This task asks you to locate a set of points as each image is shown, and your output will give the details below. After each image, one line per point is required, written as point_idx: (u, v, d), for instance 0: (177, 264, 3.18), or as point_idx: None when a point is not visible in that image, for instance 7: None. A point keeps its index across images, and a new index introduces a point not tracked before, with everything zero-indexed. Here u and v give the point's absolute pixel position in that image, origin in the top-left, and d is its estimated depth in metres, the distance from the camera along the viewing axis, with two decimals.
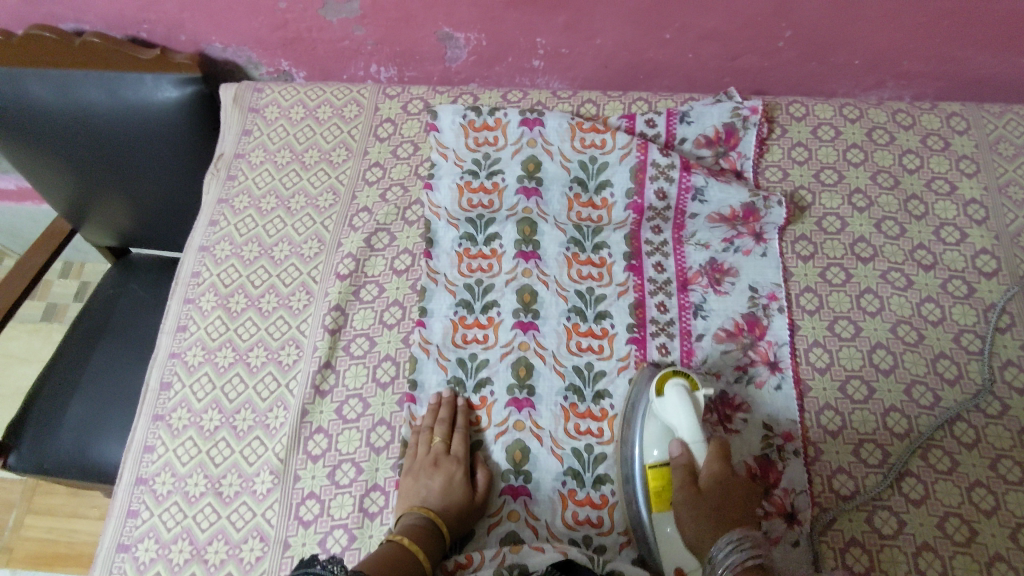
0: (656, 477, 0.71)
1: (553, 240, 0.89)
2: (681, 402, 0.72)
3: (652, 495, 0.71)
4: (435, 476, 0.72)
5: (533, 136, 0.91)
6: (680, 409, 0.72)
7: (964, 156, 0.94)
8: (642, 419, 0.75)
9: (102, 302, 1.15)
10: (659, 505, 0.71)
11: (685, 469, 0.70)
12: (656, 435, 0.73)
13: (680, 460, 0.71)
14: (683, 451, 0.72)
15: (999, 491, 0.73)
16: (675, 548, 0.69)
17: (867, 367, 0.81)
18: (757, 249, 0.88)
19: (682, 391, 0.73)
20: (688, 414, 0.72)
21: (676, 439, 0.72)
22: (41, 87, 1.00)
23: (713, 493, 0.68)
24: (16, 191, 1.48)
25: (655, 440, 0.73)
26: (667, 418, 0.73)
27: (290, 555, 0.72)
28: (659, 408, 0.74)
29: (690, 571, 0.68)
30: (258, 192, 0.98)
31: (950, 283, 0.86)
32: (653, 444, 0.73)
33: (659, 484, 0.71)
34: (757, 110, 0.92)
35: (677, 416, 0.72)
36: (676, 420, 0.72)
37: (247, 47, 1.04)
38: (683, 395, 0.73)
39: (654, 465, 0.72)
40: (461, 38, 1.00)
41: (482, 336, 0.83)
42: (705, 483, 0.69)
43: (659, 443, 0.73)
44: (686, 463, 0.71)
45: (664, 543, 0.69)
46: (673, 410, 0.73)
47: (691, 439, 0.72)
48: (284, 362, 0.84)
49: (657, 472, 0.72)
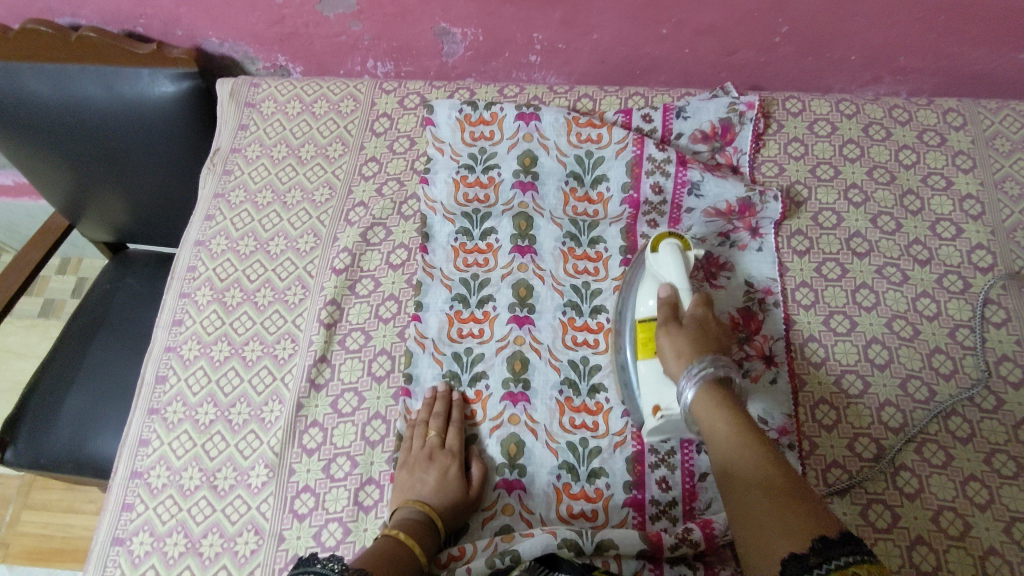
0: (644, 324, 0.76)
1: (549, 235, 0.89)
2: (670, 257, 0.76)
3: (640, 342, 0.75)
4: (429, 470, 0.73)
5: (529, 130, 0.91)
6: (670, 261, 0.77)
7: (960, 152, 0.94)
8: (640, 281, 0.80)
9: (99, 297, 1.15)
10: (645, 350, 0.74)
11: (670, 310, 0.74)
12: (648, 287, 0.78)
13: (664, 300, 0.74)
14: (670, 293, 0.75)
15: (994, 485, 0.73)
16: (656, 380, 0.72)
17: (862, 362, 0.81)
18: (753, 244, 0.88)
19: (675, 250, 0.77)
20: (675, 264, 0.76)
21: (663, 286, 0.76)
22: (37, 82, 1.00)
23: (695, 328, 0.71)
24: (13, 187, 1.48)
25: (648, 293, 0.77)
26: (657, 271, 0.77)
27: (285, 548, 0.72)
28: (652, 265, 0.78)
29: (668, 403, 0.71)
30: (254, 186, 0.98)
31: (946, 278, 0.86)
32: (645, 295, 0.77)
33: (648, 332, 0.75)
34: (754, 105, 0.92)
35: (666, 268, 0.77)
36: (663, 271, 0.77)
37: (244, 43, 1.04)
38: (675, 253, 0.77)
39: (645, 316, 0.76)
40: (458, 33, 1.00)
41: (478, 331, 0.83)
42: (688, 319, 0.72)
43: (650, 294, 0.77)
44: (670, 304, 0.74)
45: (648, 381, 0.73)
46: (663, 263, 0.77)
47: (677, 284, 0.76)
48: (280, 356, 0.84)
49: (645, 323, 0.76)
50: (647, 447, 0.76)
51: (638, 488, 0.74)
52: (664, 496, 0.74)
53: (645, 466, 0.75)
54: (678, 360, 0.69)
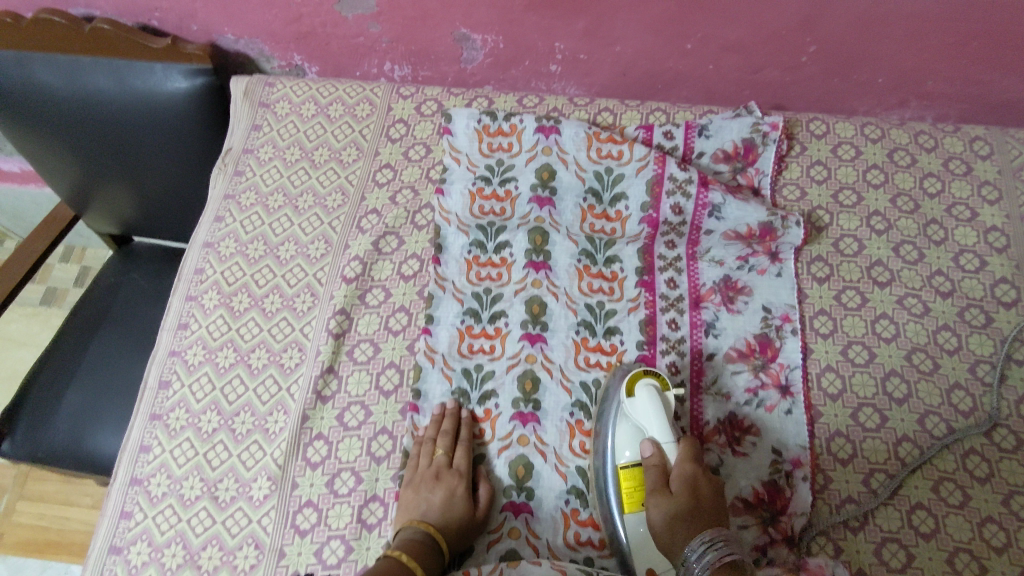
0: (627, 479, 0.70)
1: (564, 251, 0.87)
2: (650, 405, 0.71)
3: (624, 498, 0.70)
4: (435, 490, 0.71)
5: (548, 143, 0.89)
6: (649, 408, 0.71)
7: (986, 182, 0.92)
8: (616, 422, 0.73)
9: (102, 291, 1.14)
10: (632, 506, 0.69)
11: (657, 472, 0.68)
12: (628, 435, 0.72)
13: (651, 461, 0.69)
14: (654, 450, 0.70)
15: (1011, 528, 0.71)
16: (646, 545, 0.68)
17: (880, 396, 0.79)
18: (772, 268, 0.86)
19: (653, 393, 0.72)
20: (658, 416, 0.71)
21: (646, 441, 0.71)
22: (48, 73, 0.98)
23: (685, 498, 0.65)
24: (20, 174, 1.46)
25: (626, 441, 0.72)
26: (637, 419, 0.72)
27: (285, 564, 0.71)
28: (631, 410, 0.72)
29: (662, 573, 0.66)
30: (266, 188, 0.96)
31: (968, 312, 0.84)
32: (625, 443, 0.72)
33: (633, 487, 0.70)
34: (777, 126, 0.90)
35: (647, 418, 0.71)
36: (645, 422, 0.71)
37: (259, 40, 1.03)
38: (652, 395, 0.72)
39: (627, 466, 0.71)
40: (478, 40, 0.98)
41: (489, 347, 0.81)
42: (675, 485, 0.66)
43: (631, 445, 0.72)
44: (657, 465, 0.69)
45: (638, 545, 0.68)
46: (644, 412, 0.71)
47: (660, 438, 0.70)
48: (286, 365, 0.82)
49: (628, 474, 0.70)
50: None
51: None
52: None
53: None
54: (673, 539, 0.64)
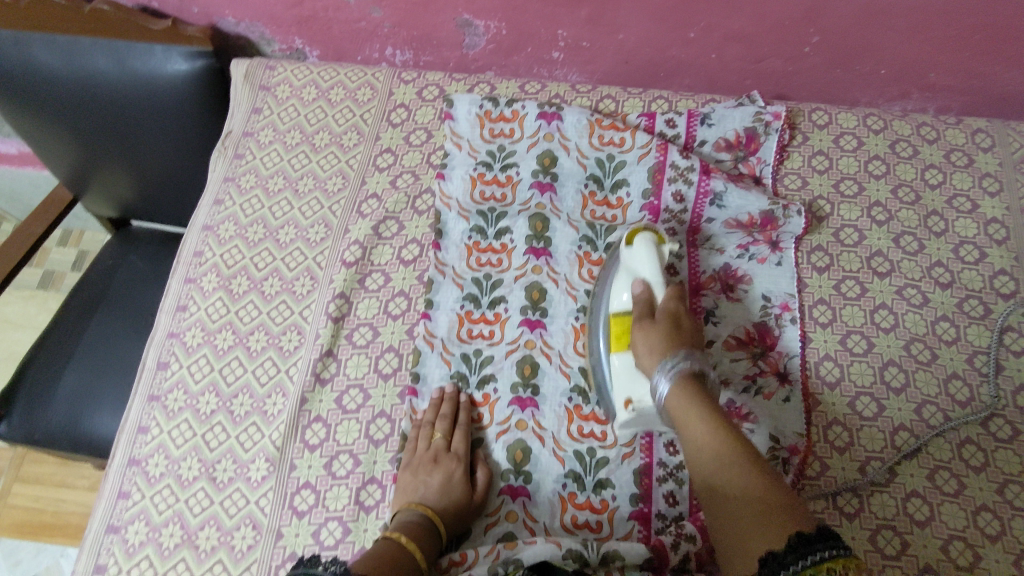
0: (618, 320, 0.74)
1: (565, 238, 0.86)
2: (645, 250, 0.75)
3: (613, 337, 0.74)
4: (433, 473, 0.71)
5: (550, 130, 0.89)
6: (644, 256, 0.75)
7: (987, 174, 0.92)
8: (614, 275, 0.78)
9: (100, 273, 1.13)
10: (618, 344, 0.73)
11: (645, 305, 0.73)
12: (623, 279, 0.76)
13: (639, 297, 0.73)
14: (644, 289, 0.73)
15: (1005, 517, 0.72)
16: (626, 375, 0.71)
17: (877, 384, 0.80)
18: (773, 257, 0.86)
19: (649, 244, 0.76)
20: (650, 261, 0.75)
21: (637, 282, 0.75)
22: (47, 54, 0.97)
23: (667, 323, 0.70)
24: (17, 156, 1.46)
25: (621, 287, 0.76)
26: (632, 265, 0.76)
27: (283, 545, 0.71)
28: (627, 258, 0.77)
29: (639, 398, 0.70)
30: (266, 172, 0.96)
31: (967, 303, 0.84)
32: (619, 288, 0.76)
33: (621, 325, 0.74)
34: (780, 116, 0.90)
35: (641, 262, 0.75)
36: (638, 267, 0.75)
37: (261, 23, 1.02)
38: (649, 246, 0.75)
39: (619, 312, 0.75)
40: (480, 26, 0.98)
41: (488, 332, 0.81)
42: (660, 316, 0.71)
43: (625, 289, 0.76)
44: (645, 301, 0.73)
45: (619, 377, 0.72)
46: (638, 258, 0.76)
47: (651, 279, 0.74)
48: (285, 348, 0.82)
49: (618, 317, 0.75)
50: (656, 459, 0.75)
51: (645, 502, 0.72)
52: (670, 510, 0.72)
53: (653, 480, 0.73)
54: (649, 358, 0.68)
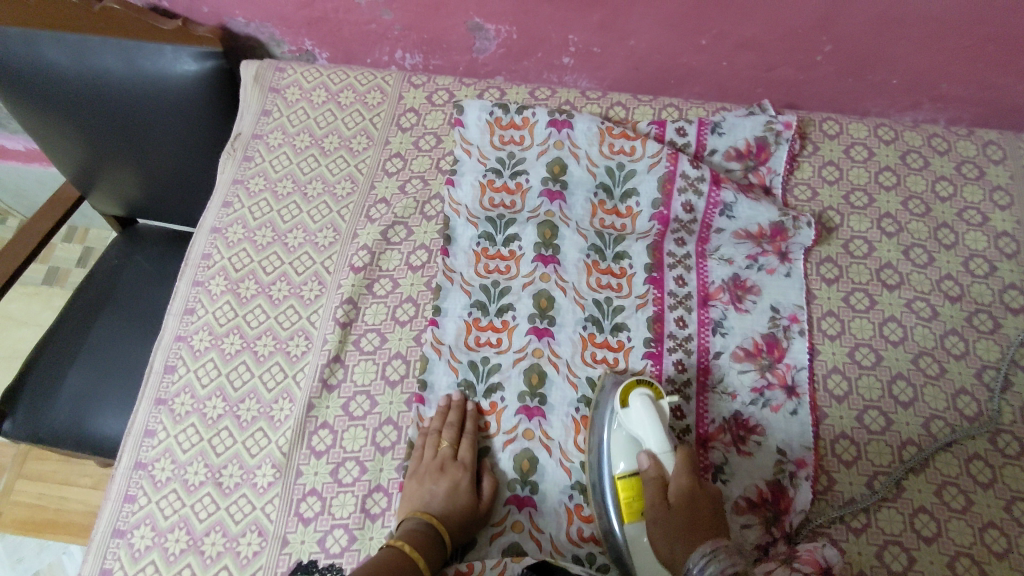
0: (625, 490, 0.68)
1: (574, 246, 0.86)
2: (644, 412, 0.68)
3: (623, 510, 0.68)
4: (440, 481, 0.71)
5: (561, 137, 0.89)
6: (644, 417, 0.68)
7: (998, 187, 0.92)
8: (612, 431, 0.72)
9: (106, 272, 1.13)
10: (630, 516, 0.67)
11: (656, 484, 0.67)
12: (623, 445, 0.70)
13: (648, 473, 0.67)
14: (652, 463, 0.67)
15: (1012, 534, 0.71)
16: (647, 560, 0.66)
17: (885, 398, 0.79)
18: (782, 268, 0.86)
19: (647, 402, 0.69)
20: (655, 428, 0.68)
21: (644, 453, 0.68)
22: (55, 52, 0.96)
23: (682, 508, 0.64)
24: (24, 152, 1.46)
25: (622, 453, 0.70)
26: (633, 430, 0.69)
27: (288, 552, 0.71)
28: (627, 421, 0.70)
29: None
30: (275, 174, 0.95)
31: (976, 317, 0.84)
32: (620, 456, 0.70)
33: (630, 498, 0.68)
34: (791, 125, 0.90)
35: (644, 429, 0.68)
36: (642, 433, 0.69)
37: (271, 24, 1.02)
38: (646, 404, 0.69)
39: (624, 476, 0.69)
40: (491, 30, 0.97)
41: (495, 340, 0.81)
42: (673, 499, 0.65)
43: (627, 455, 0.70)
44: (654, 474, 0.67)
45: (639, 558, 0.66)
46: (640, 421, 0.69)
47: (659, 450, 0.68)
48: (293, 353, 0.82)
49: (625, 486, 0.68)
50: None
51: None
52: None
53: None
54: (673, 553, 0.63)
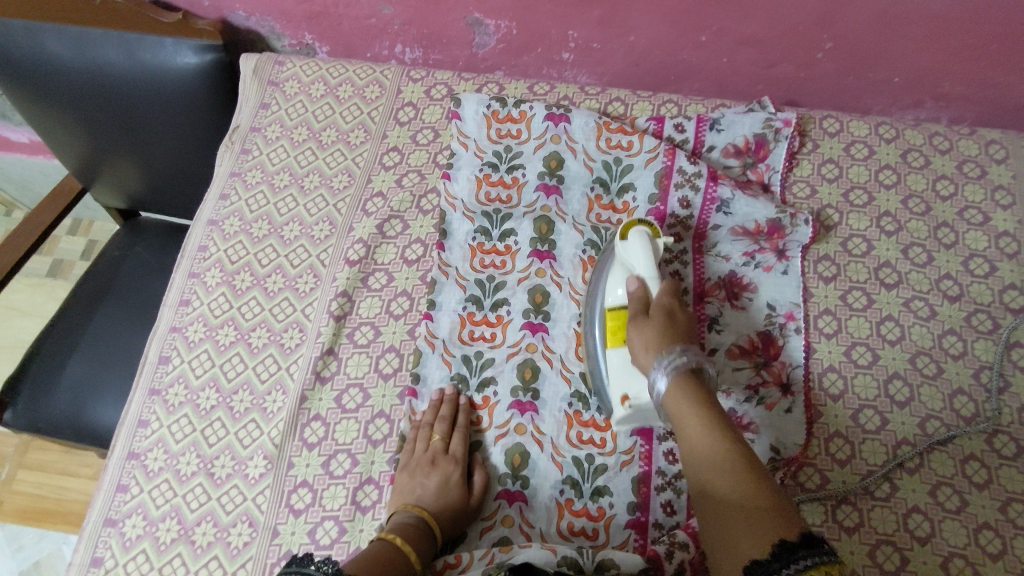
0: (612, 314, 0.73)
1: (569, 241, 0.85)
2: (639, 244, 0.74)
3: (608, 331, 0.73)
4: (431, 475, 0.71)
5: (558, 132, 0.89)
6: (640, 251, 0.73)
7: (1000, 187, 0.91)
8: (610, 267, 0.77)
9: (106, 264, 1.14)
10: (614, 337, 0.72)
11: (640, 303, 0.71)
12: (617, 271, 0.75)
13: (636, 294, 0.72)
14: (640, 286, 0.72)
15: (1007, 536, 0.71)
16: (624, 370, 0.70)
17: (881, 398, 0.79)
18: (779, 266, 0.85)
19: (644, 239, 0.74)
20: (644, 255, 0.73)
21: (632, 278, 0.73)
22: (57, 44, 0.97)
23: (663, 321, 0.69)
24: (29, 145, 1.47)
25: (616, 281, 0.75)
26: (626, 259, 0.75)
27: (279, 543, 0.71)
28: (620, 251, 0.75)
29: (636, 394, 0.69)
30: (272, 168, 0.96)
31: (974, 317, 0.83)
32: (613, 282, 0.75)
33: (616, 319, 0.73)
34: (790, 123, 0.89)
35: (634, 256, 0.74)
36: (632, 260, 0.74)
37: (271, 18, 1.02)
38: (644, 239, 0.74)
39: (614, 305, 0.73)
40: (491, 25, 0.97)
41: (489, 335, 0.81)
42: (655, 313, 0.70)
43: (620, 281, 0.74)
44: (641, 296, 0.72)
45: (617, 369, 0.71)
46: (631, 251, 0.74)
47: (646, 276, 0.73)
48: (287, 346, 0.82)
49: (612, 311, 0.73)
50: (655, 468, 0.74)
51: (642, 510, 0.72)
52: (667, 520, 0.71)
53: (651, 488, 0.73)
54: (647, 354, 0.67)
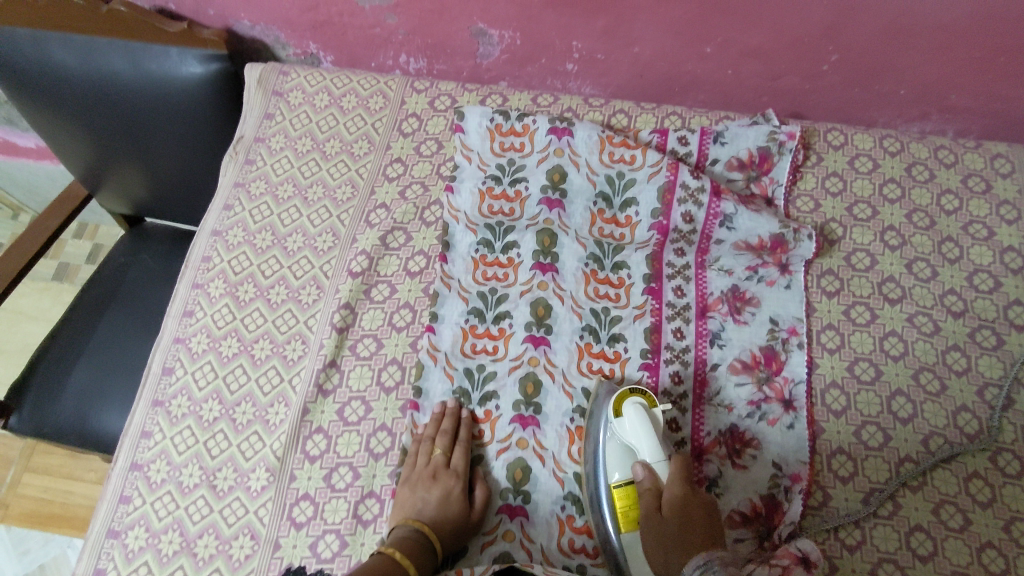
0: (621, 498, 0.68)
1: (572, 255, 0.86)
2: (638, 420, 0.68)
3: (619, 516, 0.68)
4: (432, 489, 0.71)
5: (561, 145, 0.89)
6: (640, 428, 0.68)
7: (1005, 201, 0.90)
8: (608, 442, 0.71)
9: (112, 271, 1.14)
10: (626, 525, 0.67)
11: (649, 494, 0.66)
12: (618, 454, 0.70)
13: (644, 482, 0.67)
14: (646, 472, 0.67)
15: (1010, 555, 0.70)
16: (643, 569, 0.65)
17: (884, 414, 0.78)
18: (782, 280, 0.85)
19: (641, 411, 0.69)
20: (645, 434, 0.67)
21: (637, 462, 0.68)
22: (62, 52, 0.97)
23: (677, 519, 0.63)
24: (35, 150, 1.47)
25: (617, 462, 0.70)
26: (626, 439, 0.69)
27: (280, 556, 0.71)
28: (619, 428, 0.70)
29: None
30: (276, 178, 0.96)
31: (979, 333, 0.83)
32: (616, 464, 0.70)
33: (626, 505, 0.68)
34: (794, 135, 0.89)
35: (636, 436, 0.68)
36: (634, 442, 0.68)
37: (276, 27, 1.03)
38: (640, 413, 0.68)
39: (619, 485, 0.69)
40: (495, 35, 0.97)
41: (491, 348, 0.81)
42: (666, 507, 0.64)
43: (622, 465, 0.70)
44: (649, 486, 0.66)
45: (635, 564, 0.66)
46: (631, 429, 0.68)
47: (651, 459, 0.67)
48: (289, 357, 0.82)
49: (621, 493, 0.68)
50: None
51: None
52: None
53: None
54: (667, 561, 0.63)
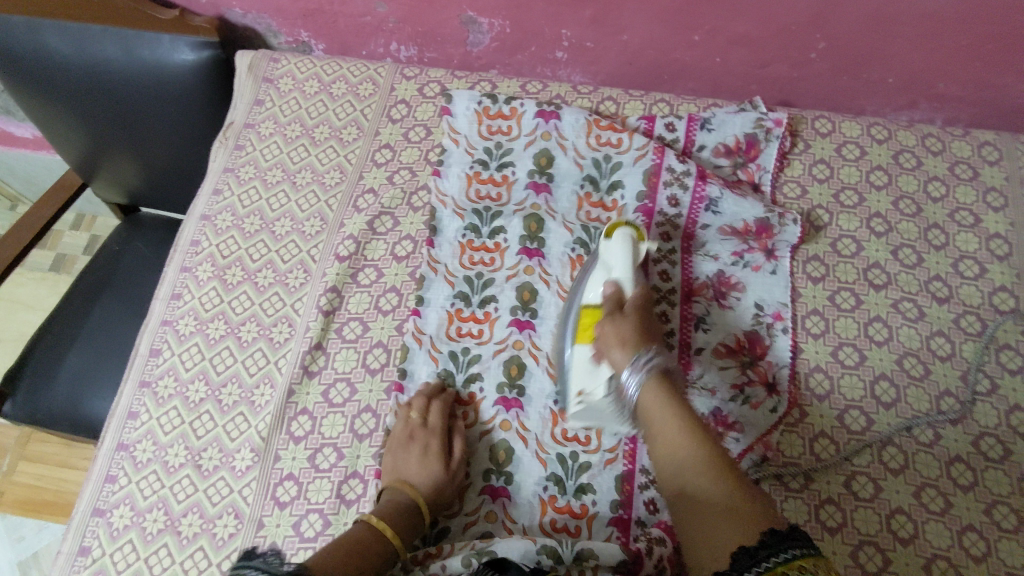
0: (586, 314, 0.73)
1: (559, 239, 0.86)
2: (621, 247, 0.73)
3: (578, 328, 0.73)
4: (410, 449, 0.72)
5: (548, 129, 0.90)
6: (620, 252, 0.73)
7: (992, 188, 0.90)
8: (593, 269, 0.77)
9: (105, 257, 1.15)
10: (583, 334, 0.72)
11: (614, 302, 0.71)
12: (595, 277, 0.75)
13: (609, 295, 0.72)
14: (615, 288, 0.72)
15: (991, 538, 0.70)
16: (585, 368, 0.70)
17: (867, 399, 0.79)
18: (767, 266, 0.86)
19: (626, 241, 0.74)
20: (623, 257, 0.73)
21: (610, 278, 0.73)
22: (57, 39, 0.97)
23: (635, 322, 0.69)
24: (32, 140, 1.48)
25: (595, 283, 0.75)
26: (606, 259, 0.75)
27: (263, 535, 0.72)
28: (603, 252, 0.75)
29: (592, 391, 0.69)
30: (265, 164, 0.96)
31: (964, 319, 0.83)
32: (594, 282, 0.75)
33: (588, 319, 0.72)
34: (781, 123, 0.90)
35: (615, 259, 0.74)
36: (612, 262, 0.74)
37: (267, 15, 1.03)
38: (626, 243, 0.73)
39: (589, 304, 0.74)
40: (484, 23, 0.97)
41: (477, 331, 0.81)
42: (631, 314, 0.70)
43: (598, 285, 0.75)
44: (614, 298, 0.72)
45: (578, 366, 0.71)
46: (612, 252, 0.74)
47: (622, 277, 0.73)
48: (276, 340, 0.83)
49: (588, 310, 0.73)
50: (638, 466, 0.74)
51: (624, 508, 0.72)
52: (650, 518, 0.71)
53: (634, 486, 0.73)
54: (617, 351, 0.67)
